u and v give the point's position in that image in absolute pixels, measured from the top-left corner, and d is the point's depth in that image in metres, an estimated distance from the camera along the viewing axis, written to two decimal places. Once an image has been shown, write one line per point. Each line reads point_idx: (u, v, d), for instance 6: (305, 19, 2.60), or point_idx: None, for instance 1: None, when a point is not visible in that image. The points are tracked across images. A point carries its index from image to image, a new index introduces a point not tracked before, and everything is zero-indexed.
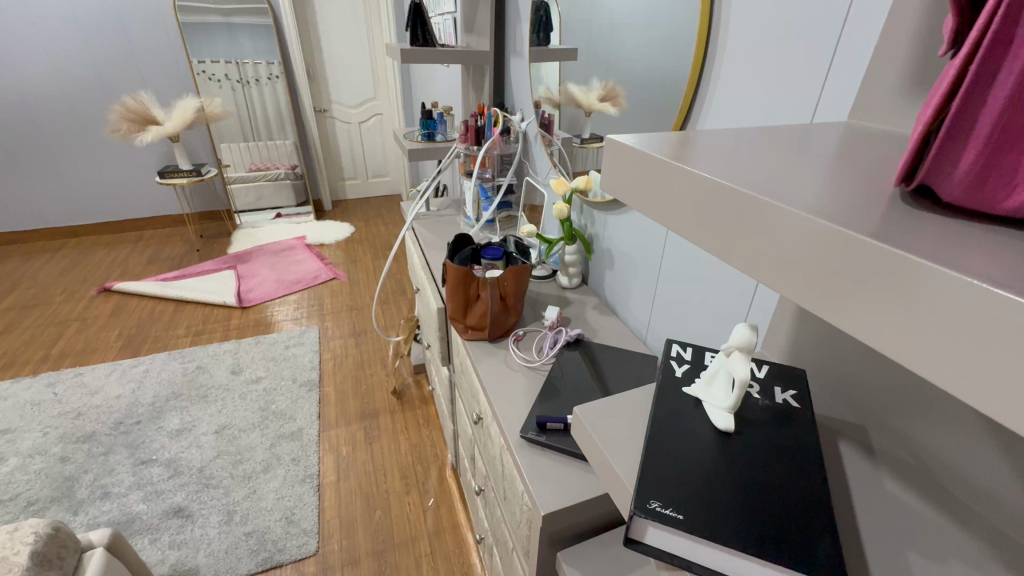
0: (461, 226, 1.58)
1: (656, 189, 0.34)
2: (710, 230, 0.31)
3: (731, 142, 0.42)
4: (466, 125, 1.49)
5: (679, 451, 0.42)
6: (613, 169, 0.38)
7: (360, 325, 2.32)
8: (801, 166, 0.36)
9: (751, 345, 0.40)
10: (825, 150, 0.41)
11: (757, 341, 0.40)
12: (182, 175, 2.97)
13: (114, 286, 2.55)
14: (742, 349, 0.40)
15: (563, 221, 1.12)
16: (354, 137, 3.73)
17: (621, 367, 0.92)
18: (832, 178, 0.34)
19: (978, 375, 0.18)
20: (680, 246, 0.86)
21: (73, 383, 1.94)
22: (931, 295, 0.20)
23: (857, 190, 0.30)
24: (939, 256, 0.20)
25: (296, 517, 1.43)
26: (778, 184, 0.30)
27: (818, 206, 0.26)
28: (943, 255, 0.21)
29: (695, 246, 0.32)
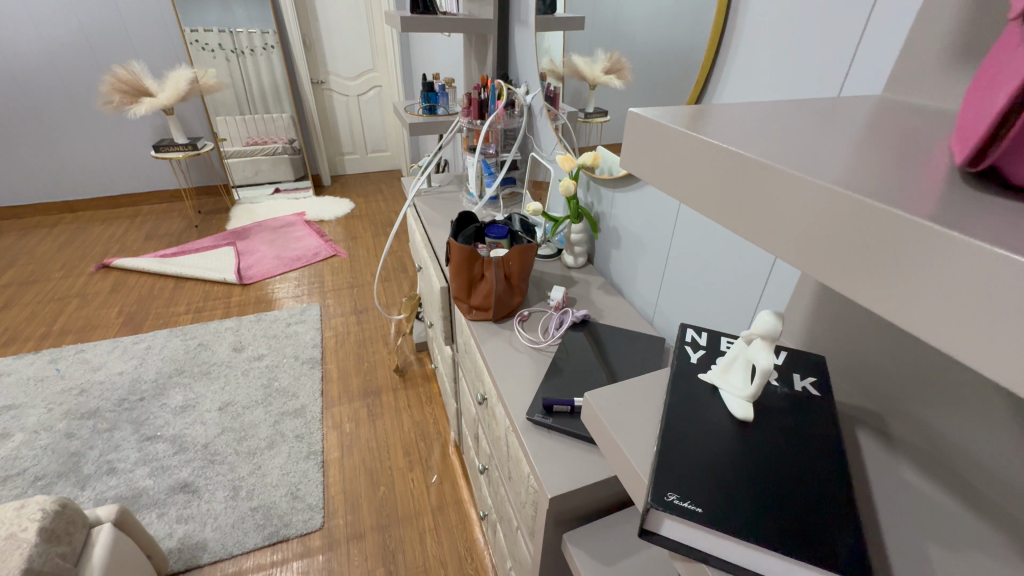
0: (463, 203, 1.55)
1: (676, 164, 0.33)
2: (731, 206, 0.29)
3: (756, 116, 0.39)
4: (468, 98, 1.44)
5: (695, 441, 0.40)
6: (633, 144, 0.36)
7: (362, 302, 2.31)
8: (831, 143, 0.34)
9: (774, 334, 0.38)
10: (856, 126, 0.39)
11: (780, 329, 0.38)
12: (178, 149, 2.92)
13: (113, 262, 2.53)
14: (764, 338, 0.38)
15: (569, 198, 1.09)
16: (353, 110, 3.65)
17: (628, 348, 0.91)
18: (859, 155, 0.32)
19: (1006, 359, 0.17)
20: (691, 226, 0.83)
21: (75, 360, 1.94)
22: (960, 274, 0.18)
23: (886, 169, 0.29)
24: (976, 231, 0.19)
25: (301, 492, 1.45)
26: (807, 160, 0.28)
27: (849, 181, 0.24)
28: (981, 230, 0.19)
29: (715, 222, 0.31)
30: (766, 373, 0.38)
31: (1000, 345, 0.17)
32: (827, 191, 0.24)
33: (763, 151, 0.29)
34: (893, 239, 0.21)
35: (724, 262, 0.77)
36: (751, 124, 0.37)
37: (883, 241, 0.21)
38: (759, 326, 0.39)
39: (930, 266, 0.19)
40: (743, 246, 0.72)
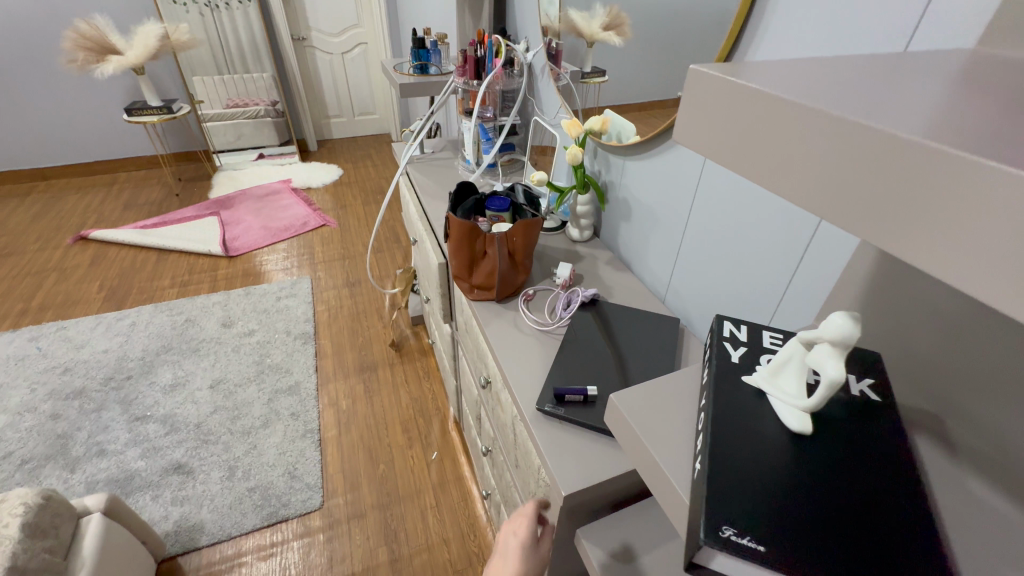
0: (460, 171, 1.46)
1: (737, 127, 0.28)
2: (800, 176, 0.25)
3: (816, 69, 0.34)
4: (464, 56, 1.32)
5: (748, 460, 0.36)
6: (691, 106, 0.31)
7: (354, 274, 2.24)
8: (929, 99, 0.28)
9: (847, 341, 0.33)
10: (933, 78, 0.33)
11: (857, 337, 0.32)
12: (152, 112, 2.75)
13: (90, 234, 2.41)
14: (836, 345, 0.33)
15: (575, 167, 1.01)
16: (337, 69, 3.45)
17: (640, 329, 0.86)
18: (922, 102, 0.29)
19: None
20: (713, 199, 0.76)
21: (57, 338, 1.87)
22: None
23: (962, 115, 0.25)
24: None
25: (299, 472, 1.42)
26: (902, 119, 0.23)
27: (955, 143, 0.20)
28: None
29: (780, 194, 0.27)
30: (834, 384, 0.33)
31: None
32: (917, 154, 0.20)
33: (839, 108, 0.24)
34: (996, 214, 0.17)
35: (750, 240, 0.71)
36: (799, 74, 0.33)
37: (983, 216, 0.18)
38: (827, 331, 0.33)
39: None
40: (773, 223, 0.66)
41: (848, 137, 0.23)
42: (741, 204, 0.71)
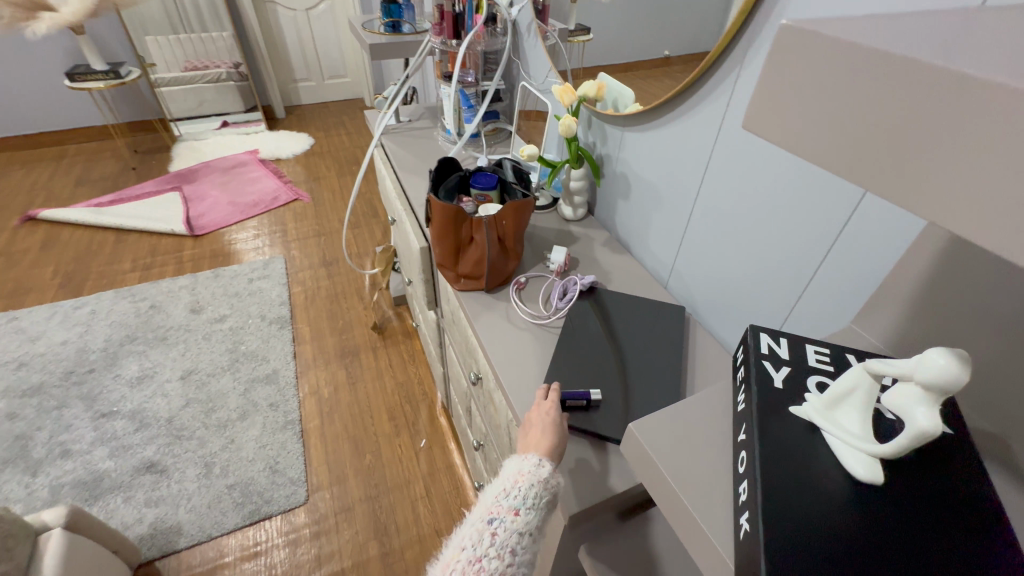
0: (440, 143, 1.34)
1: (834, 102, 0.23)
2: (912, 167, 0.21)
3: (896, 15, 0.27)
4: (440, 11, 1.18)
5: (807, 522, 0.30)
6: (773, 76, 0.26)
7: (330, 252, 2.12)
8: None
9: (950, 386, 0.26)
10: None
11: (964, 381, 0.25)
12: (98, 77, 2.50)
13: (39, 214, 2.23)
14: (934, 388, 0.26)
15: (568, 139, 0.91)
16: (303, 27, 3.19)
17: (640, 319, 0.79)
18: (1006, 29, 0.25)
19: None
20: (727, 177, 0.68)
21: (8, 329, 1.73)
22: None
23: None
24: None
25: (281, 466, 1.35)
26: None
27: None
28: None
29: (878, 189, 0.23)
30: (924, 436, 0.27)
31: None
32: None
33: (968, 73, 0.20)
34: None
35: (769, 224, 0.63)
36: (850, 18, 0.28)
37: None
38: (920, 372, 0.26)
39: None
40: (798, 205, 0.59)
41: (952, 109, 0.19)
42: (761, 184, 0.63)
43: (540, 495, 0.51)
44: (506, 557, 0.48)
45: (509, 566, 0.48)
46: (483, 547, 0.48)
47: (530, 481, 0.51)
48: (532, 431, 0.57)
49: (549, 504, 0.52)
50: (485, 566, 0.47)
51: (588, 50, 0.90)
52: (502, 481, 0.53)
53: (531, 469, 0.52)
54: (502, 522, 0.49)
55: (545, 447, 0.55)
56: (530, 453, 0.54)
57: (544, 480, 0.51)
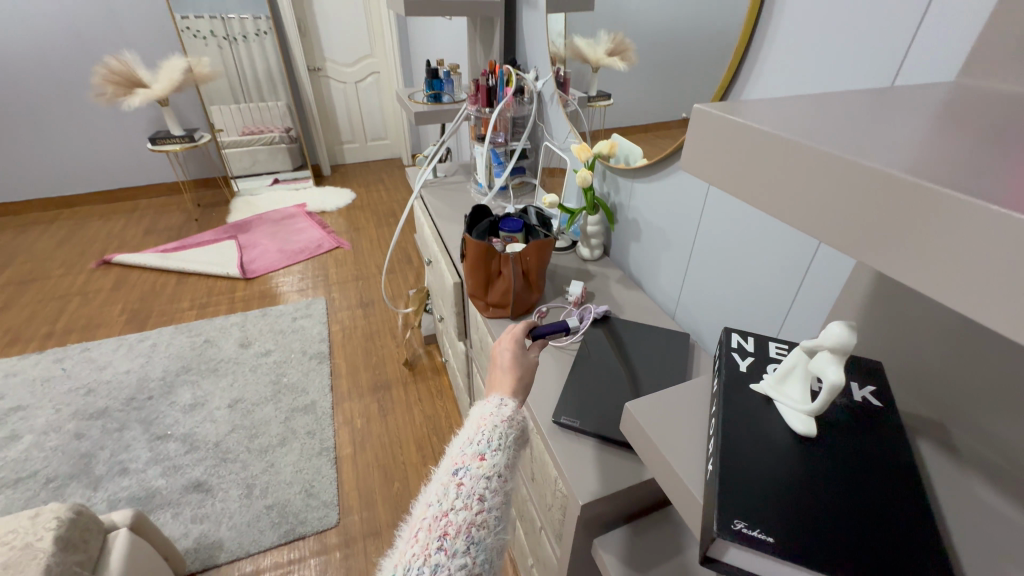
0: (472, 195, 1.51)
1: (743, 160, 0.30)
2: (806, 205, 0.27)
3: (809, 104, 0.36)
4: (476, 85, 1.38)
5: (755, 460, 0.38)
6: (696, 146, 0.33)
7: (368, 294, 2.29)
8: (904, 132, 0.32)
9: (845, 347, 0.36)
10: (928, 118, 0.35)
11: (854, 341, 0.35)
12: (174, 141, 2.86)
13: (113, 258, 2.49)
14: (835, 350, 0.36)
15: (585, 190, 1.05)
16: (351, 97, 3.57)
17: (649, 344, 0.89)
18: (854, 115, 0.35)
19: None
20: (719, 218, 0.80)
21: (81, 359, 1.92)
22: None
23: (907, 141, 0.30)
24: None
25: (315, 490, 1.44)
26: (886, 155, 0.26)
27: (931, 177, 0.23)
28: None
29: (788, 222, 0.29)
30: (835, 388, 0.36)
31: None
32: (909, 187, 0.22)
33: (828, 142, 0.27)
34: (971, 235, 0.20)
35: (756, 259, 0.74)
36: (802, 112, 0.34)
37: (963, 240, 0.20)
38: (826, 338, 0.36)
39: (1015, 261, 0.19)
40: (779, 241, 0.69)
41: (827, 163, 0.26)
42: (748, 223, 0.74)
43: (503, 436, 0.51)
44: (474, 503, 0.47)
45: (479, 512, 0.47)
46: (448, 500, 0.47)
47: (493, 423, 0.52)
48: (496, 371, 0.61)
49: (515, 444, 0.53)
50: (451, 519, 0.46)
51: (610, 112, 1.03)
52: (467, 431, 0.53)
53: (493, 414, 0.53)
54: (468, 469, 0.49)
55: (509, 386, 0.58)
56: (492, 396, 0.56)
57: (506, 420, 0.53)
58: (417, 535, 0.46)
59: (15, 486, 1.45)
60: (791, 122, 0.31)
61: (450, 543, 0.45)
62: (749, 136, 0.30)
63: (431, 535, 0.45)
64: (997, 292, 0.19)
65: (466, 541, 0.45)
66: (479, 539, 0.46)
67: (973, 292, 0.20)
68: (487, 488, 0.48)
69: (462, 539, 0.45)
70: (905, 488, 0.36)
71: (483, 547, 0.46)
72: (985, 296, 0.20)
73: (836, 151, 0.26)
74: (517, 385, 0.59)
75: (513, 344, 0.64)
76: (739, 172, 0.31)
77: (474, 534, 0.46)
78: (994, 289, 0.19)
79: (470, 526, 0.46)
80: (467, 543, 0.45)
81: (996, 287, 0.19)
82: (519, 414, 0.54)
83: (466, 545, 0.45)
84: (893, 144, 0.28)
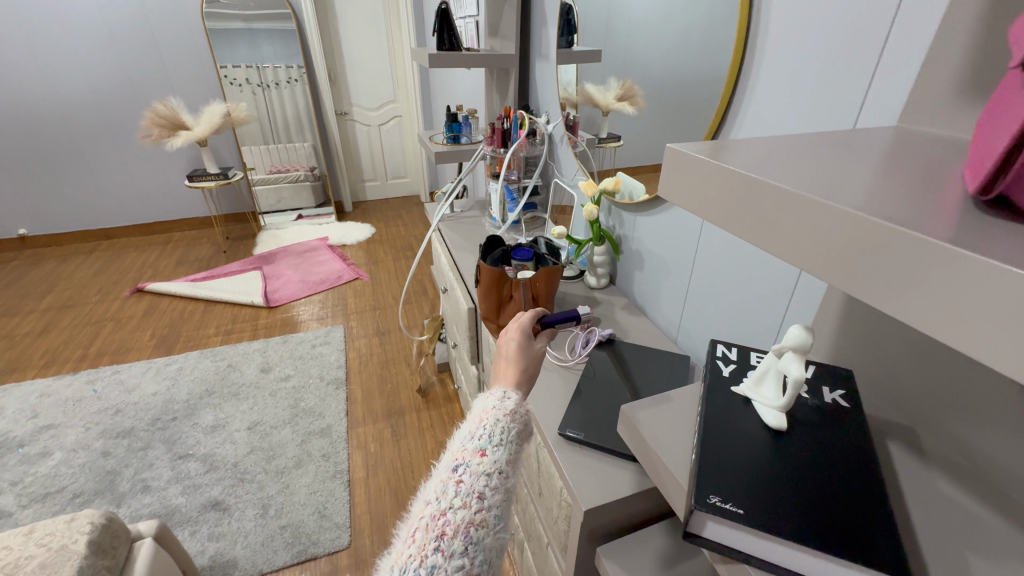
0: (487, 228, 1.60)
1: (713, 192, 0.34)
2: (767, 232, 0.31)
3: (774, 143, 0.41)
4: (492, 128, 1.50)
5: (731, 449, 0.44)
6: (673, 179, 0.38)
7: (384, 324, 2.37)
8: (851, 163, 0.36)
9: (804, 346, 0.43)
10: (879, 152, 0.40)
11: (810, 341, 0.43)
12: (210, 179, 3.05)
13: (146, 287, 2.63)
14: (796, 349, 0.43)
15: (592, 222, 1.14)
16: (374, 139, 3.79)
17: (651, 365, 0.94)
18: (811, 148, 0.40)
19: (1000, 345, 0.20)
20: (714, 246, 0.86)
21: (111, 381, 2.01)
22: (960, 280, 0.21)
23: (852, 170, 0.34)
24: (964, 245, 0.22)
25: (328, 512, 1.47)
26: (832, 186, 0.30)
27: (867, 206, 0.27)
28: (966, 243, 0.22)
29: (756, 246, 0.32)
30: (797, 382, 0.43)
31: (998, 340, 0.20)
32: (850, 218, 0.26)
33: (783, 176, 0.31)
34: (907, 259, 0.24)
35: (748, 283, 0.80)
36: (773, 153, 0.38)
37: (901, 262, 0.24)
38: (790, 339, 0.43)
39: (942, 279, 0.22)
40: (767, 265, 0.75)
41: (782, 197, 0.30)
42: (740, 250, 0.80)
43: (503, 430, 0.54)
44: (473, 502, 0.49)
45: (478, 511, 0.49)
46: (447, 499, 0.49)
47: (496, 418, 0.55)
48: (502, 363, 0.66)
49: (515, 442, 0.55)
50: (450, 518, 0.48)
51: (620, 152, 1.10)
52: (468, 427, 0.56)
53: (494, 410, 0.56)
54: (468, 466, 0.51)
55: (513, 377, 0.63)
56: (494, 390, 0.59)
57: (506, 417, 0.55)
58: (414, 536, 0.47)
59: (43, 500, 1.50)
60: (752, 157, 0.36)
61: (448, 544, 0.47)
62: (715, 173, 0.34)
63: (429, 535, 0.47)
64: (969, 314, 0.21)
65: (464, 541, 0.47)
66: (477, 539, 0.48)
67: (945, 315, 0.22)
68: (485, 485, 0.50)
69: (460, 539, 0.47)
70: (868, 478, 0.41)
71: (481, 546, 0.48)
72: (957, 319, 0.22)
73: (789, 187, 0.30)
74: (521, 377, 0.64)
75: (517, 337, 0.69)
76: (710, 203, 0.35)
77: (472, 534, 0.48)
78: (965, 314, 0.21)
79: (468, 526, 0.48)
80: (465, 543, 0.47)
81: (967, 311, 0.21)
82: (520, 410, 0.57)
83: (464, 544, 0.47)
84: (838, 175, 0.33)
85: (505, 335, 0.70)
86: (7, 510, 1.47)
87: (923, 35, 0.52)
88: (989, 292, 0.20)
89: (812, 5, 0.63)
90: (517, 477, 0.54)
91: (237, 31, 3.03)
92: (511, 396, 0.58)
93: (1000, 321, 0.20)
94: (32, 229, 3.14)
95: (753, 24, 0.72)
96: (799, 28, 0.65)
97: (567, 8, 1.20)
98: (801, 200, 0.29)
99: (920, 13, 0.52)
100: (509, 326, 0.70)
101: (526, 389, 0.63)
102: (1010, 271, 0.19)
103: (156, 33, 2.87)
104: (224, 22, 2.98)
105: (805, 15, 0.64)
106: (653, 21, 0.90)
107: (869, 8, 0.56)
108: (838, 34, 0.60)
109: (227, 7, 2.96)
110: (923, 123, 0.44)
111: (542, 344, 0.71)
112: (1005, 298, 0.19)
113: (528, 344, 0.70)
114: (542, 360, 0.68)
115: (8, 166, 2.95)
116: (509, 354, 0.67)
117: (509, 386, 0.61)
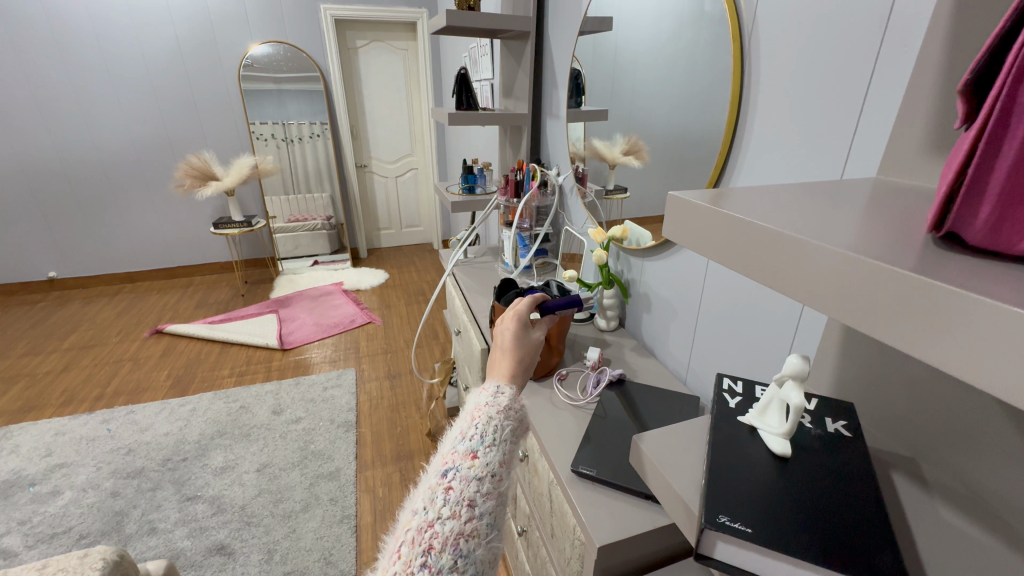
0: (500, 273, 1.66)
1: (715, 235, 0.39)
2: (767, 267, 0.35)
3: (770, 191, 0.46)
4: (506, 179, 1.60)
5: (736, 471, 0.46)
6: (676, 223, 0.42)
7: (396, 367, 2.40)
8: (835, 210, 0.41)
9: (801, 373, 0.47)
10: (861, 198, 0.45)
11: (806, 369, 0.47)
12: (234, 226, 3.21)
13: (166, 328, 2.71)
14: (794, 376, 0.47)
15: (602, 267, 1.18)
16: (391, 190, 3.97)
17: (659, 405, 0.96)
18: (798, 197, 0.45)
19: (974, 351, 0.23)
20: (720, 289, 0.91)
21: (125, 421, 2.03)
22: (936, 304, 0.25)
23: (836, 215, 0.39)
24: (930, 274, 0.26)
25: (334, 558, 1.44)
26: (822, 230, 0.34)
27: (848, 244, 0.31)
28: (931, 272, 0.26)
29: (757, 283, 0.36)
30: (797, 409, 0.46)
31: (973, 351, 0.23)
32: (838, 256, 0.30)
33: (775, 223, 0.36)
34: (888, 292, 0.27)
35: (754, 324, 0.84)
36: (771, 202, 0.42)
37: (888, 298, 0.27)
38: (790, 366, 0.48)
39: (919, 301, 0.25)
40: (772, 305, 0.79)
41: (779, 243, 0.33)
42: (743, 291, 0.85)
43: (492, 427, 0.56)
44: (463, 511, 0.50)
45: (468, 520, 0.50)
46: (436, 509, 0.50)
47: (487, 417, 0.57)
48: (497, 353, 0.68)
49: (508, 440, 0.57)
50: (438, 530, 0.49)
51: (626, 203, 1.17)
52: (461, 426, 0.57)
53: (487, 407, 0.58)
54: (458, 471, 0.52)
55: (508, 369, 0.65)
56: (488, 385, 0.62)
57: (499, 414, 0.58)
58: (401, 551, 0.48)
59: (49, 541, 1.49)
60: (746, 206, 0.40)
61: (436, 558, 0.47)
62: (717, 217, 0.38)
63: (416, 550, 0.48)
64: (964, 343, 0.23)
65: (453, 554, 0.48)
66: (467, 551, 0.49)
67: (943, 346, 0.24)
68: (474, 488, 0.52)
69: (449, 553, 0.48)
70: (873, 502, 0.42)
71: (471, 557, 0.49)
72: (955, 349, 0.24)
73: (786, 230, 0.34)
74: (516, 369, 0.66)
75: (513, 327, 0.71)
76: (717, 249, 0.39)
77: (462, 545, 0.49)
78: (962, 342, 0.23)
79: (458, 538, 0.49)
80: (453, 556, 0.48)
81: (962, 340, 0.23)
82: (512, 406, 0.60)
83: (453, 558, 0.48)
84: (824, 221, 0.37)
85: (502, 324, 0.72)
86: (12, 550, 1.46)
87: (894, 97, 0.58)
88: (967, 314, 0.23)
89: (796, 71, 0.71)
90: (509, 478, 0.56)
91: (269, 91, 3.28)
92: (505, 391, 0.61)
93: (987, 346, 0.22)
94: (62, 272, 3.28)
95: (745, 90, 0.80)
96: (785, 92, 0.73)
97: (576, 73, 1.32)
98: (795, 243, 0.32)
99: (890, 80, 0.59)
100: (506, 315, 0.72)
101: (519, 380, 0.66)
102: (997, 306, 0.22)
103: (197, 96, 3.13)
104: (258, 84, 3.23)
105: (790, 80, 0.72)
106: (655, 84, 0.99)
107: (845, 77, 0.64)
108: (819, 98, 0.68)
109: (262, 70, 3.21)
110: (897, 175, 0.50)
111: (537, 335, 0.73)
112: (987, 326, 0.22)
113: (524, 334, 0.72)
114: (537, 351, 0.71)
115: (45, 212, 3.12)
116: (504, 343, 0.69)
117: (503, 380, 0.63)
